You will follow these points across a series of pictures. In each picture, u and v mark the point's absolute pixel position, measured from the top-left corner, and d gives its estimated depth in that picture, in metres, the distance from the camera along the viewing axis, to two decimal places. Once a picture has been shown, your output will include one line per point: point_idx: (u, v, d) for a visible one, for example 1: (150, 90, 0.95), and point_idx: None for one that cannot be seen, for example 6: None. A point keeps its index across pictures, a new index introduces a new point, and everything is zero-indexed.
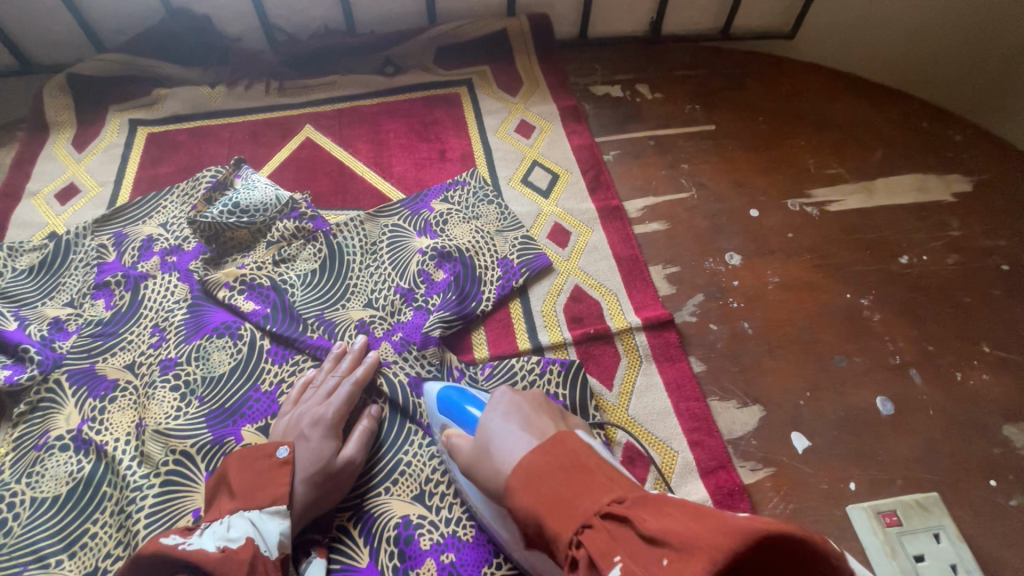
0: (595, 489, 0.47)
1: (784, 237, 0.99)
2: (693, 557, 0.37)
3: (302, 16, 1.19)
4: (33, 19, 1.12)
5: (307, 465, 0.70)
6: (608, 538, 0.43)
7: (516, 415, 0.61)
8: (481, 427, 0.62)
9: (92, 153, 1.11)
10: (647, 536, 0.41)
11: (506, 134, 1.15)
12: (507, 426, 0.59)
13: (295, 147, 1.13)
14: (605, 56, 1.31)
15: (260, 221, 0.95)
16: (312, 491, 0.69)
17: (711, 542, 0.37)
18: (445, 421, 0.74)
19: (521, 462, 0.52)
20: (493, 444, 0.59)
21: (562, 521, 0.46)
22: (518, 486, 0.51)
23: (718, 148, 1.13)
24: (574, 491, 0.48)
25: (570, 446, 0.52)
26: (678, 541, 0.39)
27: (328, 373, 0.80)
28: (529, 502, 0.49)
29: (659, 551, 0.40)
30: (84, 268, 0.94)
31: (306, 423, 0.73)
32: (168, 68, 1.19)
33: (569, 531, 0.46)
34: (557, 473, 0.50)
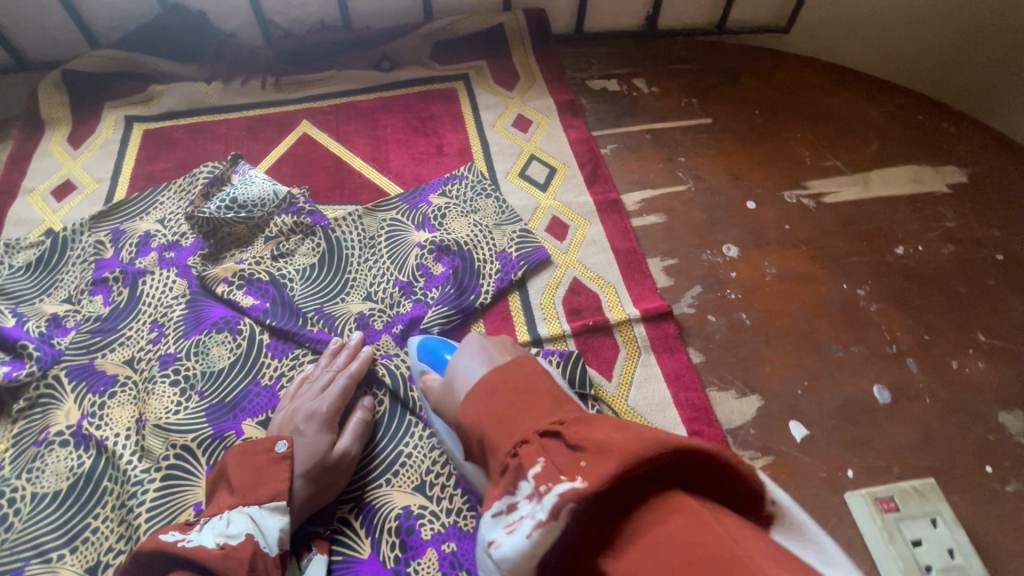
0: (538, 411, 0.55)
1: (781, 229, 1.00)
2: (601, 458, 0.43)
3: (298, 12, 1.19)
4: (27, 16, 1.12)
5: (304, 460, 0.70)
6: (540, 442, 0.51)
7: (488, 346, 0.67)
8: (451, 365, 0.67)
9: (87, 149, 1.11)
10: (570, 443, 0.48)
11: (503, 128, 1.15)
12: (471, 362, 0.65)
13: (292, 143, 1.13)
14: (602, 50, 1.31)
15: (258, 217, 0.95)
16: (310, 486, 0.69)
17: (620, 446, 0.43)
18: (424, 368, 0.78)
19: (482, 379, 0.61)
20: (457, 381, 0.65)
21: (506, 433, 0.54)
22: (472, 403, 0.60)
23: (715, 141, 1.13)
24: (521, 411, 0.56)
25: (525, 370, 0.61)
26: (595, 446, 0.45)
27: (324, 367, 0.80)
28: (481, 411, 0.58)
29: (577, 456, 0.46)
30: (82, 264, 0.93)
31: (301, 417, 0.73)
32: (164, 65, 1.18)
33: (510, 440, 0.53)
34: (509, 394, 0.58)
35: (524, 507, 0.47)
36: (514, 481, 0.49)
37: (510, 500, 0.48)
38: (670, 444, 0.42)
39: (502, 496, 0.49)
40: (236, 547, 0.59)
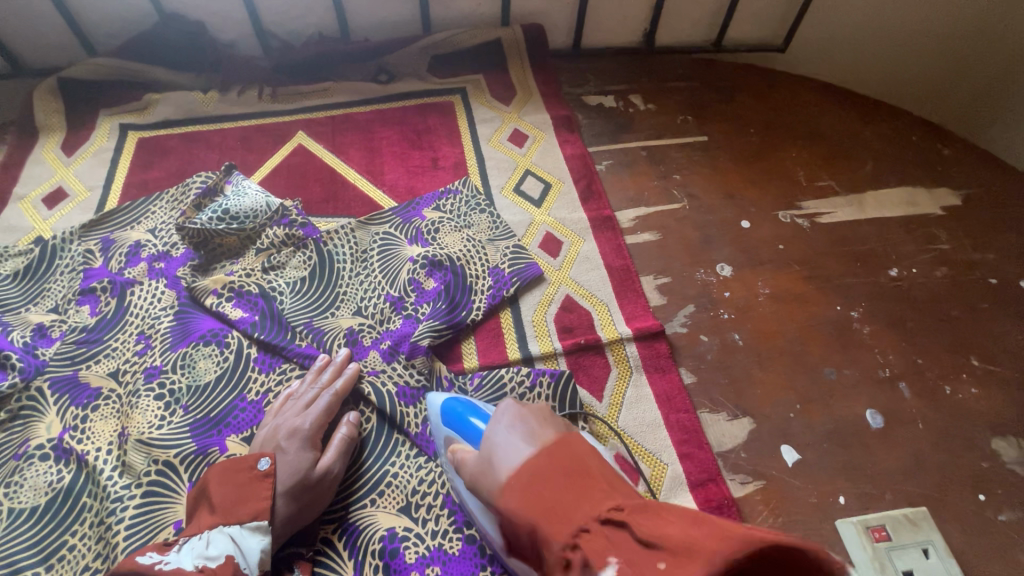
0: (595, 496, 0.48)
1: (775, 249, 0.99)
2: (685, 563, 0.37)
3: (296, 23, 1.20)
4: (24, 22, 1.11)
5: (285, 479, 0.68)
6: (602, 533, 0.45)
7: (526, 418, 0.63)
8: (486, 437, 0.63)
9: (81, 157, 1.10)
10: (642, 540, 0.41)
11: (499, 143, 1.15)
12: (510, 436, 0.60)
13: (287, 153, 1.13)
14: (599, 66, 1.31)
15: (250, 228, 0.95)
16: (291, 508, 0.67)
17: (704, 547, 0.37)
18: (448, 435, 0.73)
19: (522, 466, 0.55)
20: (495, 455, 0.60)
21: (560, 524, 0.48)
22: (517, 494, 0.53)
23: (710, 159, 1.13)
24: (574, 501, 0.49)
25: (571, 451, 0.54)
26: (674, 543, 0.39)
27: (309, 383, 0.79)
28: (531, 506, 0.51)
29: (654, 555, 0.40)
30: (70, 273, 0.92)
31: (284, 435, 0.72)
32: (160, 74, 1.18)
33: (569, 534, 0.46)
34: (558, 481, 0.51)
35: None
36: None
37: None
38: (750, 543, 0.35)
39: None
40: (216, 567, 0.57)
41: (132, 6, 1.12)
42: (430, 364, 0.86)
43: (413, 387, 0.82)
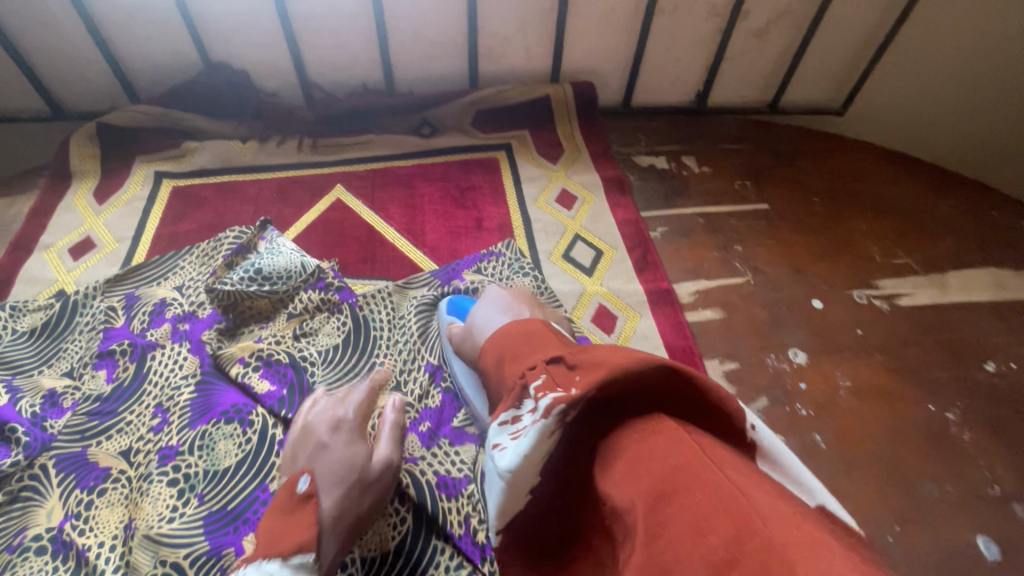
0: (548, 347, 0.54)
1: (853, 334, 0.90)
2: (592, 370, 0.45)
3: (341, 74, 1.17)
4: (69, 68, 1.10)
5: (331, 497, 0.59)
6: (546, 365, 0.51)
7: (505, 301, 0.74)
8: (471, 315, 0.76)
9: (112, 205, 1.06)
10: (572, 364, 0.49)
11: (546, 204, 1.09)
12: (491, 311, 0.73)
13: (324, 208, 1.08)
14: (649, 126, 1.27)
15: (282, 291, 0.89)
16: (346, 500, 0.59)
17: (611, 360, 0.45)
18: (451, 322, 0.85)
19: (500, 330, 0.63)
20: (477, 326, 0.73)
21: (517, 363, 0.55)
22: (491, 344, 0.62)
23: (773, 229, 1.05)
24: (532, 346, 0.56)
25: (540, 326, 0.60)
26: (591, 363, 0.46)
27: (329, 386, 0.76)
28: (499, 348, 0.59)
29: (574, 372, 0.47)
30: (90, 333, 0.86)
31: (326, 430, 0.66)
32: (198, 121, 1.14)
33: (521, 366, 0.53)
34: (521, 338, 0.58)
35: (527, 418, 0.47)
36: (520, 398, 0.50)
37: (515, 412, 0.49)
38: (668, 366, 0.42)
39: (510, 406, 0.50)
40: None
41: (179, 54, 1.10)
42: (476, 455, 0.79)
43: (457, 474, 0.75)
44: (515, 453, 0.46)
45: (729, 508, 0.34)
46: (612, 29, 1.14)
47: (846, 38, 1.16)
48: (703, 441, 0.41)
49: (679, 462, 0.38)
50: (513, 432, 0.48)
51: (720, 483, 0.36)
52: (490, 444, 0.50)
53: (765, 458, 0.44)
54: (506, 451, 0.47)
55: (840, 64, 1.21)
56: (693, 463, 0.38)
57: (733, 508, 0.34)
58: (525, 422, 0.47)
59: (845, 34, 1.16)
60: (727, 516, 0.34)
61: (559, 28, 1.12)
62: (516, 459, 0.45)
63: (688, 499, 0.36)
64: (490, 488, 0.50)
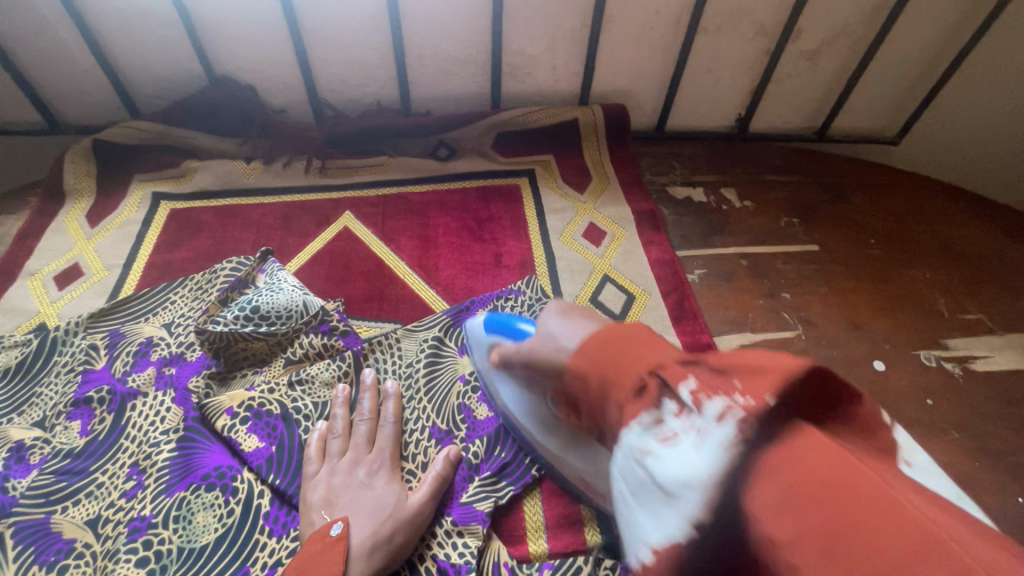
0: (660, 346, 0.46)
1: (922, 405, 0.80)
2: (757, 379, 0.39)
3: (354, 92, 1.09)
4: (65, 79, 1.03)
5: (360, 536, 0.60)
6: (681, 367, 0.43)
7: (580, 310, 0.58)
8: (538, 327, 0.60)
9: (105, 229, 0.99)
10: (715, 367, 0.42)
11: (572, 239, 0.99)
12: (564, 325, 0.57)
13: (329, 238, 0.99)
14: (684, 153, 1.17)
15: (281, 333, 0.80)
16: (377, 548, 0.60)
17: (776, 365, 0.39)
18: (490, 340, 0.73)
19: (590, 334, 0.52)
20: (547, 348, 0.57)
21: (629, 363, 0.45)
22: (589, 348, 0.50)
23: (827, 276, 0.95)
24: (641, 347, 0.46)
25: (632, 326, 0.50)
26: (748, 366, 0.40)
27: (347, 421, 0.72)
28: (595, 355, 0.49)
29: (728, 377, 0.40)
30: (67, 375, 0.78)
31: (359, 472, 0.66)
32: (199, 139, 1.07)
33: (639, 367, 0.44)
34: (619, 339, 0.49)
35: (675, 421, 0.40)
36: (660, 398, 0.42)
37: (657, 416, 0.41)
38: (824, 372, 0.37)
39: (647, 410, 0.42)
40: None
41: (182, 68, 1.03)
42: (484, 543, 0.66)
43: (459, 559, 0.64)
44: (686, 465, 0.37)
45: (921, 535, 0.28)
46: (650, 49, 1.04)
47: (909, 62, 1.05)
48: (862, 458, 0.34)
49: (849, 479, 0.31)
50: (661, 437, 0.40)
51: (903, 508, 0.29)
52: (631, 450, 0.42)
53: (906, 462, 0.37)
54: (659, 459, 0.39)
55: (900, 92, 1.10)
56: (861, 479, 0.31)
57: (915, 526, 0.28)
58: (675, 428, 0.39)
59: (908, 57, 1.04)
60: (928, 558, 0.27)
61: (592, 48, 1.02)
62: (689, 473, 0.37)
63: (860, 522, 0.29)
64: (645, 511, 0.40)
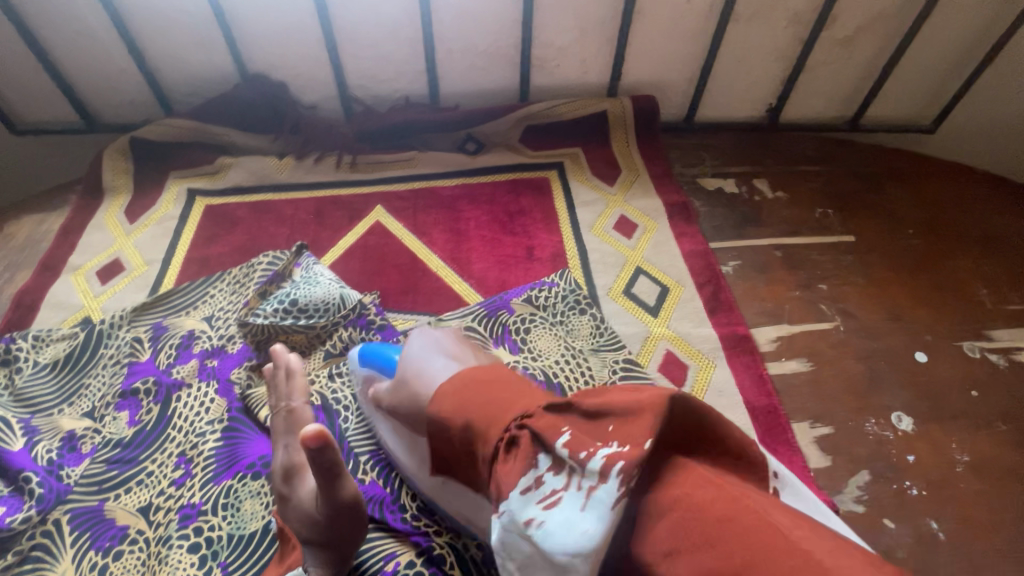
0: (520, 392, 0.48)
1: (967, 397, 0.79)
2: (633, 422, 0.41)
3: (384, 87, 1.09)
4: (103, 79, 1.05)
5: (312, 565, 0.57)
6: (549, 414, 0.44)
7: (451, 342, 0.62)
8: (400, 364, 0.61)
9: (143, 225, 1.01)
10: (587, 412, 0.44)
11: (603, 231, 0.99)
12: (428, 355, 0.60)
13: (362, 232, 1.00)
14: (714, 143, 1.15)
15: (320, 326, 0.81)
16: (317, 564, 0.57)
17: (646, 401, 0.41)
18: (368, 376, 0.72)
19: (454, 375, 0.52)
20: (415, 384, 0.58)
21: (495, 415, 0.46)
22: (446, 395, 0.51)
23: (864, 266, 0.94)
24: (500, 391, 0.48)
25: (497, 366, 0.53)
26: (620, 408, 0.42)
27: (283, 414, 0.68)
28: (458, 399, 0.49)
29: (603, 423, 0.42)
30: (113, 367, 0.80)
31: (282, 479, 0.60)
32: (233, 136, 1.08)
33: (505, 420, 0.45)
34: (482, 384, 0.50)
35: (553, 480, 0.41)
36: (535, 453, 0.43)
37: (536, 475, 0.42)
38: (683, 403, 0.39)
39: (524, 471, 0.42)
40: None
41: (215, 66, 1.04)
42: None
43: None
44: (573, 529, 0.38)
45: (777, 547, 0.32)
46: (680, 39, 1.03)
47: (946, 50, 1.03)
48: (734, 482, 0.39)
49: (724, 511, 0.35)
50: (545, 500, 0.41)
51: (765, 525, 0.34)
52: (517, 520, 0.41)
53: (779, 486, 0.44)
54: (546, 527, 0.39)
55: (937, 81, 1.08)
56: (732, 505, 0.36)
57: (780, 543, 0.32)
58: (558, 488, 0.41)
59: (945, 45, 1.02)
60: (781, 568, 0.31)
61: (622, 40, 1.02)
62: (574, 541, 0.37)
63: (739, 551, 0.33)
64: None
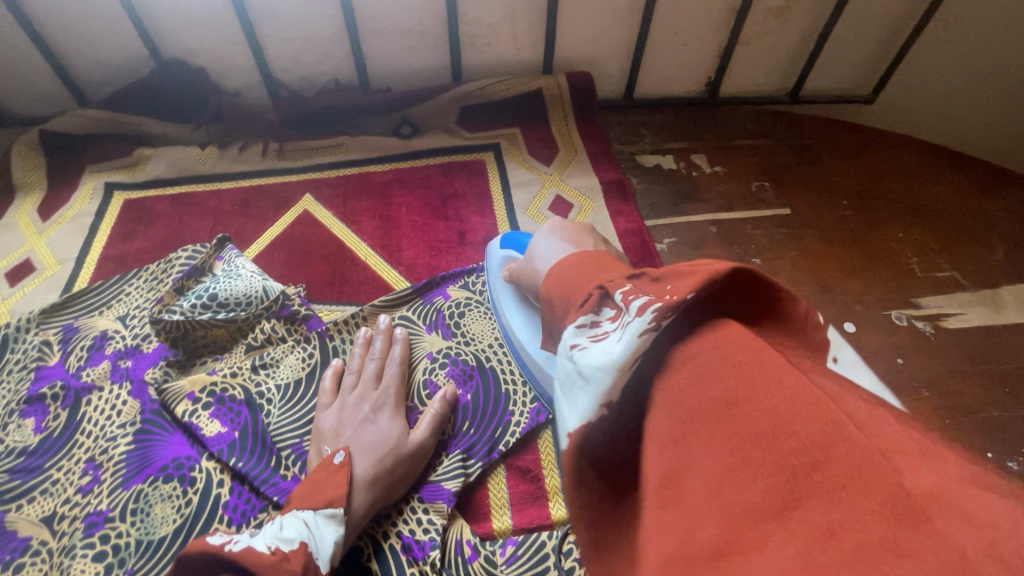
0: (615, 270, 0.46)
1: (893, 364, 0.80)
2: (686, 278, 0.37)
3: (310, 70, 1.05)
4: (5, 68, 0.99)
5: (365, 462, 0.62)
6: (623, 278, 0.42)
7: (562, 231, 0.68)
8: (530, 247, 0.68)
9: (57, 222, 0.96)
10: (654, 276, 0.40)
11: (538, 212, 0.97)
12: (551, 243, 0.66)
13: (289, 222, 0.97)
14: (654, 120, 1.14)
15: (241, 319, 0.78)
16: (378, 476, 0.61)
17: (703, 268, 0.37)
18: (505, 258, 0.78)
19: (557, 264, 0.51)
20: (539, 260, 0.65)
21: (583, 282, 0.45)
22: (553, 280, 0.50)
23: (798, 239, 0.94)
24: (600, 269, 0.46)
25: (608, 258, 0.49)
26: (677, 273, 0.38)
27: (363, 356, 0.74)
28: (563, 276, 0.48)
29: (661, 284, 0.39)
30: (19, 372, 0.76)
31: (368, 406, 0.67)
32: (151, 126, 1.03)
33: (592, 282, 0.44)
34: (588, 264, 0.48)
35: (610, 324, 0.40)
36: (600, 305, 0.42)
37: (595, 318, 0.41)
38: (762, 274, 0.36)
39: (585, 311, 0.42)
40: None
41: (126, 52, 0.99)
42: (449, 521, 0.65)
43: (424, 536, 0.63)
44: (603, 353, 0.38)
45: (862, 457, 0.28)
46: (612, 12, 1.00)
47: (880, 17, 1.02)
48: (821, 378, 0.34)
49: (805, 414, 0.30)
50: (594, 335, 0.40)
51: (816, 411, 0.30)
52: (565, 345, 0.41)
53: (834, 360, 0.38)
54: (587, 351, 0.39)
55: (873, 50, 1.07)
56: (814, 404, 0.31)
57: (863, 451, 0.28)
58: (609, 328, 0.40)
59: (878, 13, 1.01)
60: (827, 465, 0.28)
61: (552, 13, 0.99)
62: (604, 359, 0.37)
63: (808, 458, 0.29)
64: (567, 400, 0.39)
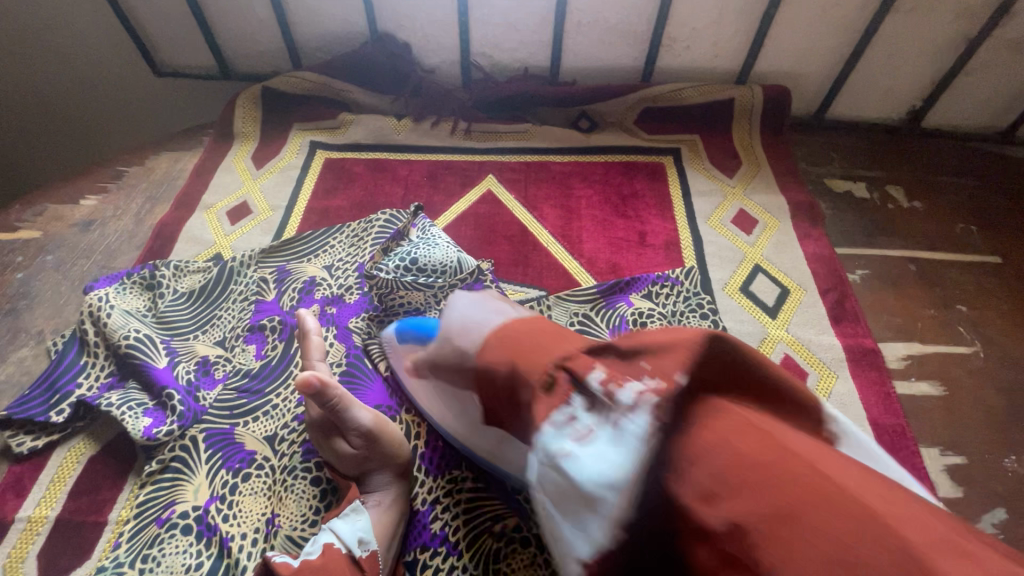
0: (564, 340, 0.46)
1: None
2: (672, 354, 0.39)
3: (507, 56, 1.09)
4: (242, 27, 1.09)
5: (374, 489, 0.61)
6: (583, 354, 0.43)
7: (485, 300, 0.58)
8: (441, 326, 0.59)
9: (269, 171, 1.05)
10: (625, 352, 0.42)
11: (721, 224, 0.96)
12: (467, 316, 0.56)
13: (474, 200, 1.01)
14: (844, 142, 1.08)
15: (438, 287, 0.82)
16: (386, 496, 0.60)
17: (681, 342, 0.39)
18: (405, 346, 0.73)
19: (488, 336, 0.50)
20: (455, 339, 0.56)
21: (536, 362, 0.44)
22: (492, 349, 0.49)
23: (1011, 291, 0.87)
24: (538, 338, 0.46)
25: (541, 323, 0.49)
26: (654, 346, 0.40)
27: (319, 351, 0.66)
28: (504, 350, 0.47)
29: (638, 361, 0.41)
30: (242, 303, 0.85)
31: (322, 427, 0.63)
32: (356, 94, 1.11)
33: (544, 362, 0.44)
34: (532, 335, 0.47)
35: (586, 418, 0.40)
36: (569, 394, 0.41)
37: (570, 414, 0.41)
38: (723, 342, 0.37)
39: (558, 409, 0.41)
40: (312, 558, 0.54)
41: (348, 22, 1.06)
42: None
43: None
44: (603, 462, 0.37)
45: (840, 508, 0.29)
46: (829, 27, 0.96)
47: None
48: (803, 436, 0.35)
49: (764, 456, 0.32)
50: (579, 435, 0.39)
51: (807, 472, 0.30)
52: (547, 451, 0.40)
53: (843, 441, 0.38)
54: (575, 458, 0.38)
55: None
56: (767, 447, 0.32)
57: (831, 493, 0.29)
58: (590, 423, 0.39)
59: None
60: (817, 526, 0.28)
61: (765, 23, 0.97)
62: (602, 468, 0.36)
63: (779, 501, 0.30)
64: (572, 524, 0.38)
